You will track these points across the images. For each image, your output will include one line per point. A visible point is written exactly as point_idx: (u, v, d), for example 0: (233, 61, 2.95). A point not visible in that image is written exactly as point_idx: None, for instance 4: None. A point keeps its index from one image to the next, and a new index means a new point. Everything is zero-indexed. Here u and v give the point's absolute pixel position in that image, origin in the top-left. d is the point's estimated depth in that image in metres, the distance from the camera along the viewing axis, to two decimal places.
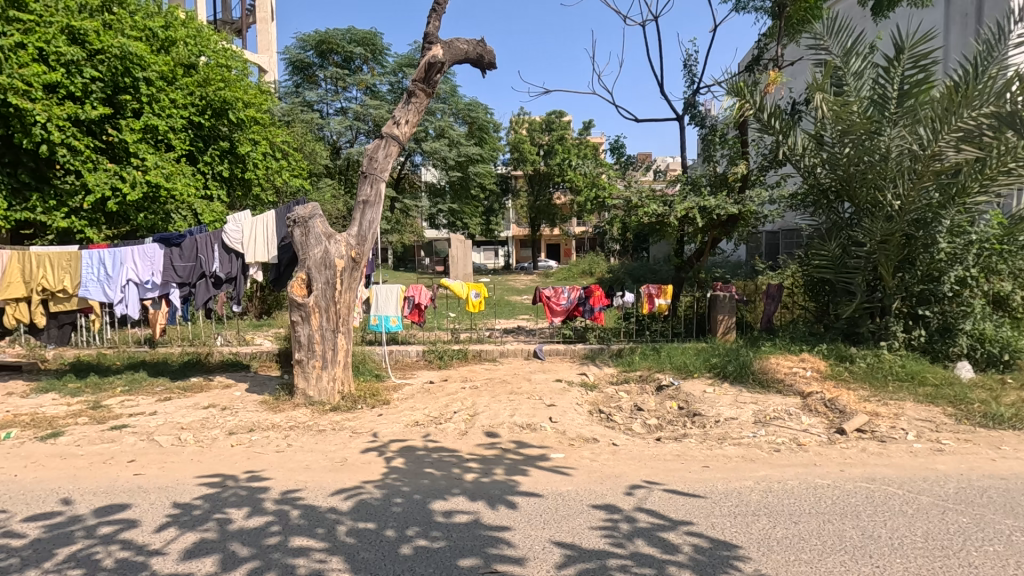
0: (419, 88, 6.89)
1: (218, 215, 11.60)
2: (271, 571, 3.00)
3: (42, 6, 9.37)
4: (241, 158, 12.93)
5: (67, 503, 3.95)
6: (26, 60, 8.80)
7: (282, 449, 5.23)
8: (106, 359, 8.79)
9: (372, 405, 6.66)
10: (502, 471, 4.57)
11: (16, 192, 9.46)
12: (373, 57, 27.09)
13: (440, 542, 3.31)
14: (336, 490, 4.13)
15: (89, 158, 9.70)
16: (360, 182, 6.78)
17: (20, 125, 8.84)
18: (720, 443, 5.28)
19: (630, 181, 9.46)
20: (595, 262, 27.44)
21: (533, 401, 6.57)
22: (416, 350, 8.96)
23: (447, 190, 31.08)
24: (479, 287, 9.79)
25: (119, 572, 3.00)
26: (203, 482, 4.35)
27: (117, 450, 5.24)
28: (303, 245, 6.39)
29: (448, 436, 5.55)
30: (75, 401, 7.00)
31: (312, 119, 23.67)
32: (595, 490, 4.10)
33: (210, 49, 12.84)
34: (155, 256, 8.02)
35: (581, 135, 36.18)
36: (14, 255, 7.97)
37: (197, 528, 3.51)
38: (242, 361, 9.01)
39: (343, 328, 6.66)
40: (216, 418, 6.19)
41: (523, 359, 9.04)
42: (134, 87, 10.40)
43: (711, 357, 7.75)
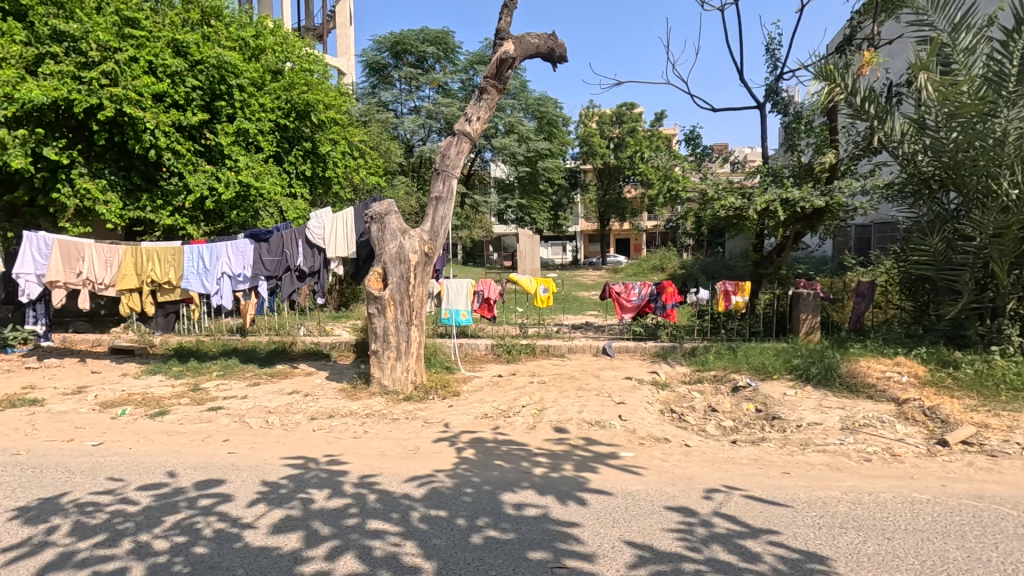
0: (491, 84, 6.97)
1: (301, 212, 12.28)
2: (350, 551, 3.15)
3: (151, 23, 10.22)
4: (322, 157, 13.66)
5: (171, 476, 4.33)
6: (139, 72, 9.61)
7: (359, 435, 5.48)
8: (203, 345, 9.54)
9: (442, 397, 6.83)
10: (572, 467, 4.55)
11: (130, 194, 10.33)
12: (446, 56, 27.64)
13: (510, 534, 3.35)
14: (409, 477, 4.28)
15: (190, 161, 10.56)
16: (432, 179, 6.95)
17: (133, 132, 9.69)
18: (803, 449, 4.99)
19: (706, 174, 9.10)
20: (666, 257, 26.62)
21: (602, 398, 6.49)
22: (485, 343, 9.08)
23: (516, 185, 31.26)
24: (547, 282, 9.76)
25: (217, 542, 3.26)
26: (288, 463, 4.65)
27: (213, 430, 5.68)
28: (379, 240, 6.64)
29: (516, 430, 5.61)
30: (178, 383, 7.68)
31: (387, 119, 24.53)
32: (667, 491, 3.99)
33: (294, 54, 13.57)
34: (247, 251, 8.61)
35: (653, 126, 35.38)
36: (129, 250, 8.80)
37: (284, 506, 3.75)
38: (323, 350, 9.53)
39: (416, 320, 6.88)
40: (300, 403, 6.58)
41: (591, 356, 8.94)
42: (229, 94, 11.20)
43: (792, 359, 7.33)
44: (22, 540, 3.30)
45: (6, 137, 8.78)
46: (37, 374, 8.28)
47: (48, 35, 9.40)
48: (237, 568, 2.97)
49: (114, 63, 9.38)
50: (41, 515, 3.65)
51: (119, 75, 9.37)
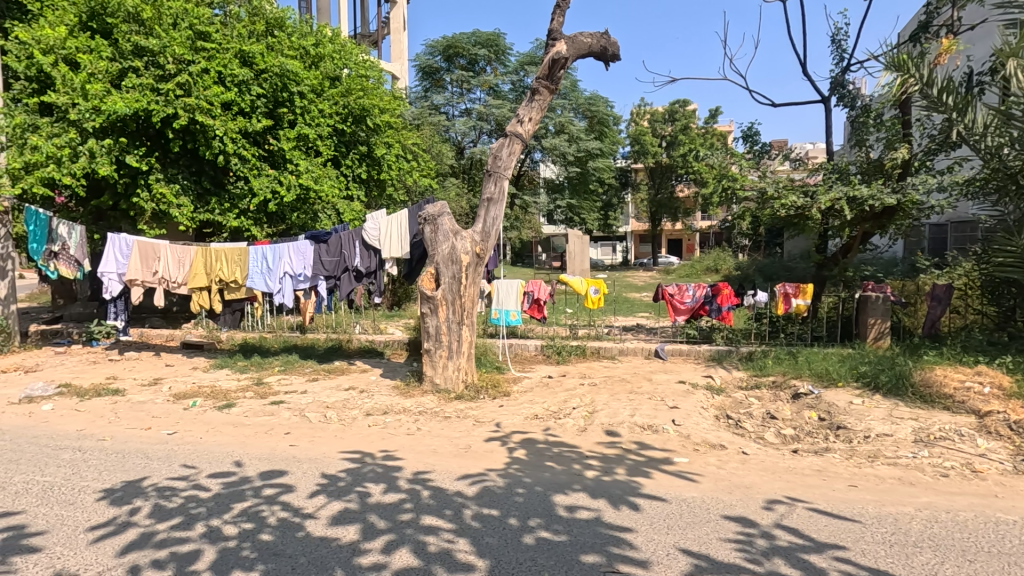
0: (543, 85, 6.98)
1: (357, 214, 12.68)
2: (405, 545, 3.23)
3: (220, 36, 10.78)
4: (377, 160, 14.01)
5: (238, 465, 4.56)
6: (210, 82, 10.16)
7: (412, 432, 5.60)
8: (266, 341, 10.00)
9: (493, 396, 6.88)
10: (624, 471, 4.49)
11: (200, 197, 10.93)
12: (497, 58, 27.83)
13: (562, 536, 3.34)
14: (461, 475, 4.34)
15: (254, 165, 11.08)
16: (484, 180, 7.02)
17: (204, 139, 10.27)
18: (871, 462, 4.73)
19: (765, 172, 8.77)
20: (721, 258, 25.82)
21: (654, 402, 6.36)
22: (535, 344, 9.08)
23: (566, 186, 31.12)
24: (598, 283, 9.66)
25: (281, 530, 3.41)
26: (346, 457, 4.80)
27: (275, 423, 5.94)
28: (432, 241, 6.76)
29: (567, 432, 5.58)
30: (243, 377, 8.09)
31: (439, 121, 24.96)
32: (723, 500, 3.87)
33: (351, 61, 13.90)
34: (307, 252, 8.91)
35: (707, 123, 34.50)
36: (200, 250, 9.35)
37: (342, 498, 3.88)
38: (377, 348, 9.80)
39: (467, 320, 6.96)
40: (356, 399, 6.79)
41: (643, 358, 8.80)
42: (291, 101, 11.68)
43: (859, 365, 6.96)
44: (108, 520, 3.56)
45: (93, 146, 9.47)
46: (118, 366, 8.92)
47: (130, 50, 10.07)
48: (300, 556, 3.10)
49: (188, 74, 9.97)
50: (125, 496, 3.94)
51: (192, 86, 9.93)
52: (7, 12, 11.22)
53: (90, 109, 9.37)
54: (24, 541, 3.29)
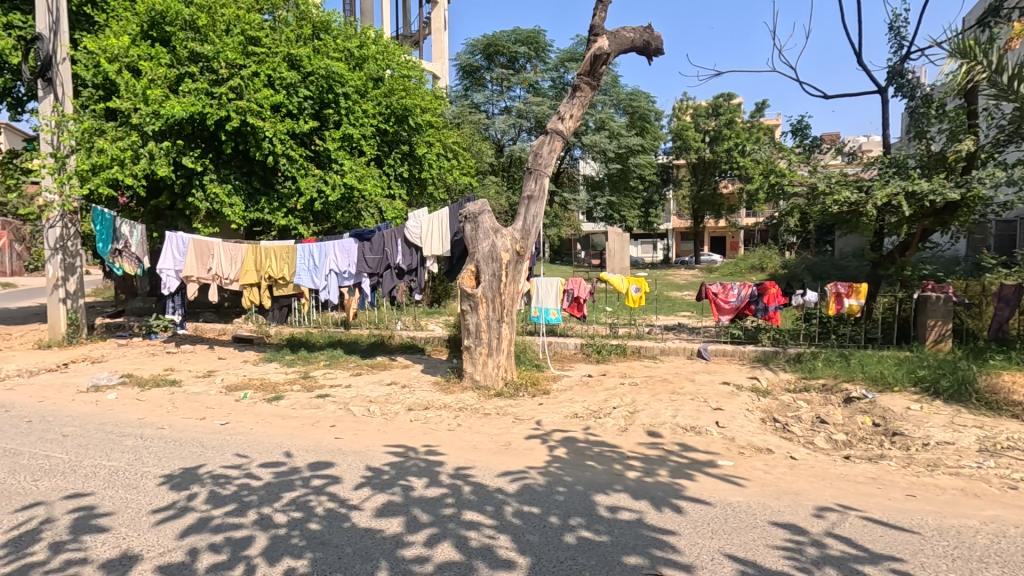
0: (584, 82, 6.93)
1: (399, 212, 12.88)
2: (447, 539, 3.27)
3: (270, 40, 11.15)
4: (418, 159, 14.21)
5: (287, 456, 4.73)
6: (260, 86, 10.53)
7: (453, 428, 5.67)
8: (312, 336, 10.31)
9: (532, 394, 6.88)
10: (667, 473, 4.42)
11: (251, 197, 11.35)
12: (537, 55, 27.76)
13: (603, 536, 3.31)
14: (502, 472, 4.36)
15: (301, 165, 11.43)
16: (525, 178, 7.04)
17: (254, 141, 10.64)
18: (931, 471, 4.49)
19: (816, 168, 8.44)
20: (767, 256, 25.04)
21: (697, 403, 6.23)
22: (574, 343, 9.02)
23: (605, 183, 30.79)
24: (639, 281, 9.52)
25: (328, 519, 3.52)
26: (389, 450, 4.90)
27: (321, 416, 6.13)
28: (473, 239, 6.81)
29: (608, 431, 5.53)
30: (290, 371, 8.37)
31: (478, 120, 25.10)
32: (771, 506, 3.76)
33: (394, 62, 14.10)
34: (351, 250, 9.14)
35: (753, 117, 33.56)
36: (251, 249, 9.70)
37: (386, 491, 3.96)
38: (418, 344, 9.96)
39: (507, 318, 6.99)
40: (398, 394, 6.92)
41: (685, 359, 8.63)
42: (336, 102, 11.97)
43: (918, 369, 6.63)
44: (169, 504, 3.75)
45: (153, 149, 9.93)
46: (175, 358, 9.36)
47: (186, 57, 10.53)
48: (346, 546, 3.19)
49: (240, 78, 10.35)
50: (184, 482, 4.14)
51: (244, 89, 10.31)
52: (76, 24, 11.90)
53: (150, 114, 9.82)
54: (94, 521, 3.50)
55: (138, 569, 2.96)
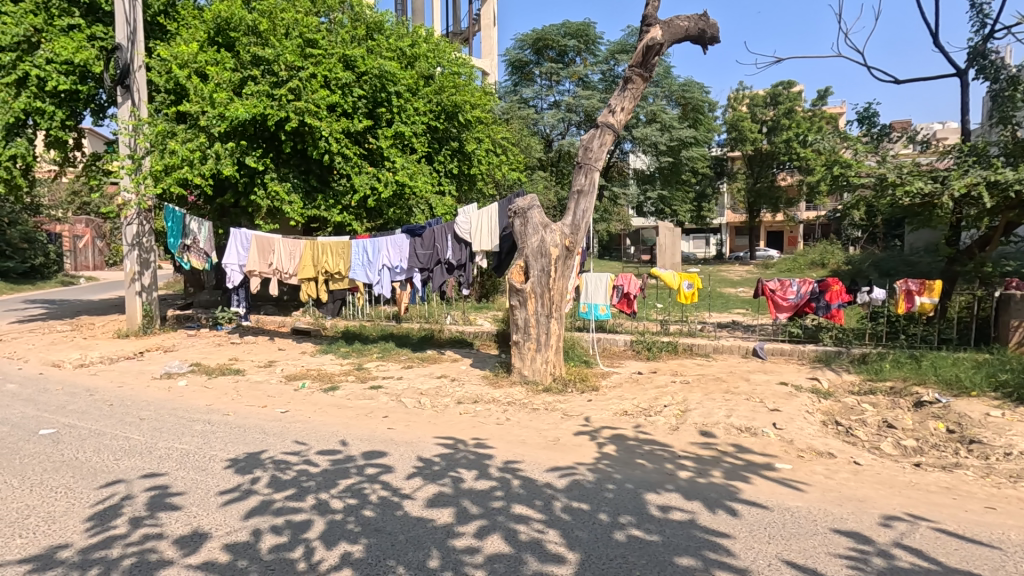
0: (636, 73, 6.80)
1: (449, 208, 13.05)
2: (497, 532, 3.31)
3: (326, 42, 11.50)
4: (468, 155, 14.35)
5: (343, 444, 4.89)
6: (317, 86, 10.89)
7: (502, 422, 5.71)
8: (365, 329, 10.60)
9: (581, 390, 6.84)
10: (720, 474, 4.30)
11: (308, 194, 11.76)
12: (587, 48, 27.43)
13: (654, 536, 3.26)
14: (551, 467, 4.36)
15: (356, 163, 11.75)
16: (575, 173, 6.98)
17: (311, 140, 11.02)
18: (1013, 482, 4.18)
19: (886, 157, 7.96)
20: (828, 251, 23.87)
21: (753, 403, 6.02)
22: (624, 339, 8.89)
23: (657, 176, 30.14)
24: (692, 277, 9.27)
25: (382, 507, 3.63)
26: (440, 442, 4.99)
27: (374, 406, 6.30)
28: (522, 235, 6.82)
29: (659, 430, 5.43)
30: (345, 362, 8.65)
31: (528, 115, 25.08)
32: (833, 513, 3.60)
33: (444, 59, 14.26)
34: (403, 246, 9.34)
35: (815, 105, 32.06)
36: (308, 244, 10.01)
37: (437, 482, 4.04)
38: (467, 339, 10.08)
39: (556, 314, 6.97)
40: (448, 387, 7.04)
41: (740, 357, 8.36)
42: (389, 100, 12.24)
43: (999, 373, 6.17)
44: (234, 486, 3.96)
45: (219, 149, 10.42)
46: (239, 349, 9.85)
47: (249, 60, 10.98)
48: (399, 534, 3.28)
49: (298, 80, 10.73)
50: (248, 466, 4.36)
51: (302, 90, 10.69)
52: (151, 34, 12.65)
53: (216, 116, 10.30)
54: (168, 499, 3.75)
55: (207, 547, 3.14)
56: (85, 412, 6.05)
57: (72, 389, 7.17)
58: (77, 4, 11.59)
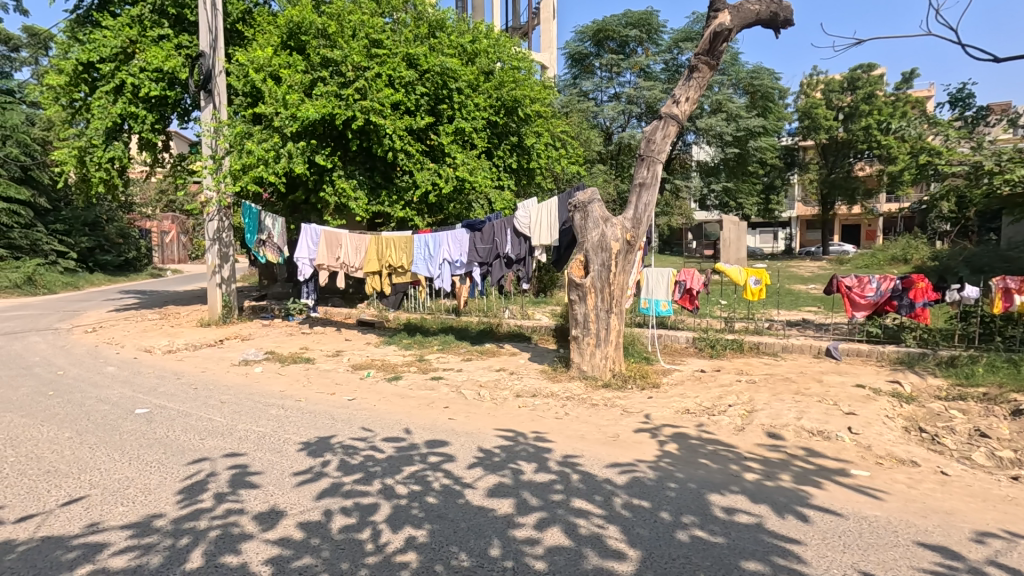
0: (702, 61, 6.58)
1: (507, 203, 13.14)
2: (557, 524, 3.32)
3: (391, 42, 11.80)
4: (527, 150, 14.37)
5: (407, 432, 5.05)
6: (382, 85, 11.20)
7: (561, 416, 5.71)
8: (427, 322, 10.87)
9: (641, 387, 6.73)
10: (790, 478, 4.12)
11: (373, 191, 12.14)
12: (649, 38, 26.77)
13: (719, 537, 3.18)
14: (611, 463, 4.32)
15: (418, 160, 12.02)
16: (637, 165, 6.86)
17: (376, 138, 11.36)
18: None
19: (982, 144, 7.33)
20: (912, 246, 22.27)
21: (826, 406, 5.72)
22: (686, 336, 8.66)
23: (721, 168, 29.05)
24: (759, 272, 8.89)
25: (445, 495, 3.72)
26: (499, 434, 5.06)
27: (435, 397, 6.46)
28: (582, 229, 6.77)
29: (723, 430, 5.26)
30: (407, 354, 8.91)
31: (587, 108, 24.82)
32: (916, 524, 3.38)
33: (505, 54, 14.32)
34: (463, 240, 9.49)
35: (899, 89, 29.95)
36: (373, 239, 10.36)
37: (497, 473, 4.10)
38: (525, 333, 10.13)
39: (616, 309, 6.88)
40: (506, 380, 7.11)
41: (811, 357, 7.96)
42: (450, 97, 12.45)
43: None
44: (307, 468, 4.18)
45: (291, 148, 10.92)
46: (308, 339, 10.35)
47: (319, 62, 11.41)
48: (461, 522, 3.36)
49: (364, 80, 11.07)
50: (319, 450, 4.59)
51: (368, 90, 11.03)
52: (231, 41, 13.46)
53: (288, 117, 10.78)
54: (248, 478, 4.01)
55: (284, 524, 3.34)
56: (173, 394, 6.56)
57: (163, 373, 7.78)
58: (166, 16, 12.49)
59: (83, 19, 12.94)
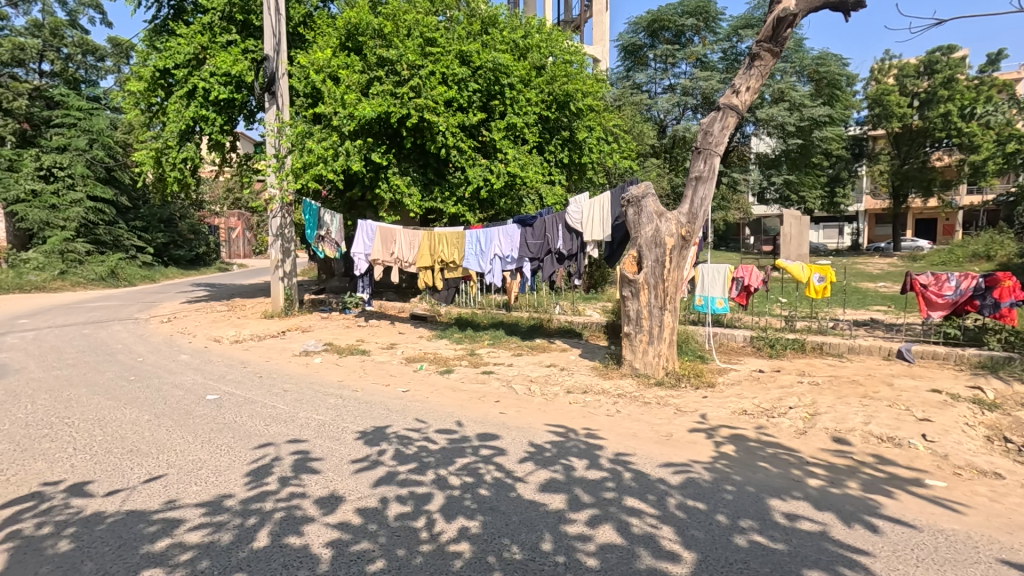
0: (765, 49, 6.32)
1: (559, 198, 13.08)
2: (609, 522, 3.29)
3: (444, 40, 11.93)
4: (578, 144, 14.25)
5: (459, 425, 5.13)
6: (435, 83, 11.36)
7: (612, 414, 5.65)
8: (478, 317, 10.99)
9: (695, 386, 6.56)
10: (857, 485, 3.91)
11: (426, 187, 12.35)
12: (706, 26, 25.97)
13: (779, 543, 3.06)
14: (664, 462, 4.24)
15: (470, 156, 12.14)
16: (693, 159, 6.67)
17: (430, 135, 11.53)
18: None
19: None
20: (996, 241, 20.63)
21: (897, 411, 5.39)
22: (743, 335, 8.37)
23: (783, 160, 27.82)
24: (824, 270, 8.44)
25: (497, 488, 3.76)
26: (551, 429, 5.06)
27: (486, 391, 6.53)
28: (636, 224, 6.66)
29: (783, 433, 5.06)
30: (459, 348, 9.03)
31: (641, 101, 24.36)
32: (999, 541, 3.14)
33: (557, 48, 14.22)
34: (515, 236, 9.51)
35: (983, 71, 27.82)
36: (426, 235, 10.55)
37: (549, 468, 4.11)
38: (575, 329, 10.07)
39: (670, 306, 6.73)
40: (557, 376, 7.10)
41: (880, 359, 7.53)
42: (502, 93, 12.51)
43: None
44: (364, 456, 4.32)
45: (349, 147, 11.25)
46: (364, 331, 10.68)
47: (375, 62, 11.67)
48: (513, 515, 3.38)
49: (419, 78, 11.25)
50: (375, 439, 4.74)
51: (422, 88, 11.22)
52: (293, 44, 14.02)
53: (346, 116, 11.11)
54: (310, 463, 4.18)
55: (343, 508, 3.47)
56: (240, 382, 6.93)
57: (231, 361, 8.22)
58: (235, 22, 13.12)
59: (160, 28, 13.79)
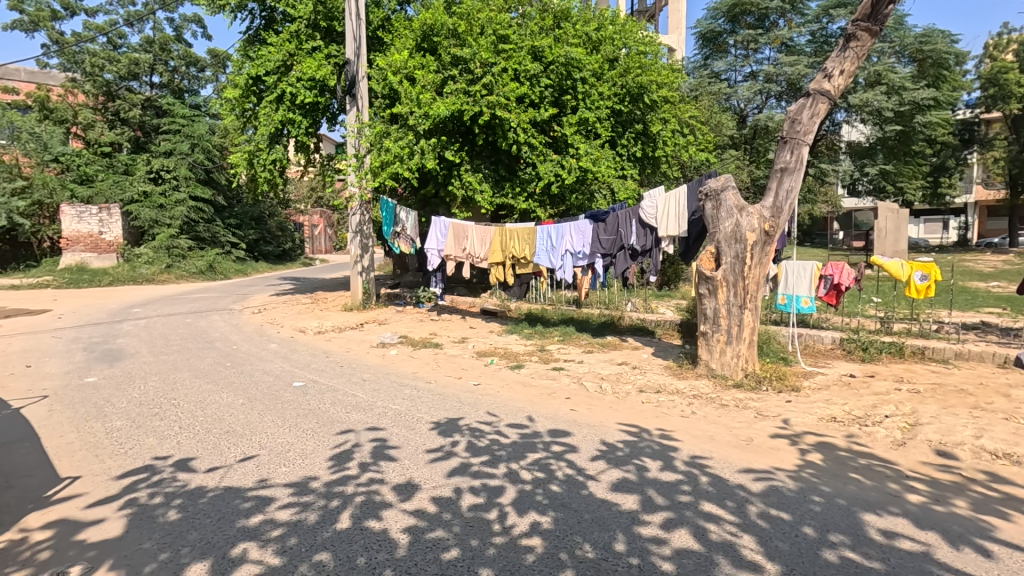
0: (862, 28, 5.86)
1: (631, 193, 12.79)
2: (685, 526, 3.19)
3: (517, 37, 11.95)
4: (652, 137, 13.87)
5: (530, 420, 5.15)
6: (507, 80, 11.41)
7: (687, 415, 5.47)
8: (548, 312, 10.98)
9: (778, 390, 6.21)
10: (967, 504, 3.56)
11: (498, 183, 12.47)
12: (792, 8, 24.49)
13: (874, 562, 2.84)
14: (744, 468, 4.06)
15: (541, 152, 12.12)
16: (778, 149, 6.31)
17: (502, 132, 11.61)
18: None
19: None
20: None
21: (1014, 425, 4.85)
22: (832, 336, 7.83)
23: (878, 149, 25.74)
24: (926, 267, 7.73)
25: (568, 484, 3.75)
26: (623, 429, 4.97)
27: (557, 387, 6.51)
28: (714, 219, 6.38)
29: (878, 443, 4.69)
30: (529, 343, 9.07)
31: (719, 90, 23.34)
32: None
33: (630, 40, 13.82)
34: (587, 231, 9.39)
35: None
36: (498, 230, 10.65)
37: (621, 467, 4.04)
38: (648, 327, 9.83)
39: (750, 305, 6.42)
40: (629, 375, 6.96)
41: (992, 367, 6.81)
42: (574, 87, 12.37)
43: None
44: (438, 447, 4.44)
45: (423, 145, 11.55)
46: (437, 325, 10.96)
47: (449, 61, 11.86)
48: (585, 513, 3.36)
49: (491, 75, 11.34)
50: (448, 430, 4.85)
51: (494, 85, 11.29)
52: (373, 47, 14.58)
53: (421, 115, 11.40)
54: (387, 451, 4.35)
55: (419, 496, 3.59)
56: (323, 370, 7.32)
57: (314, 351, 8.70)
58: (319, 29, 13.81)
59: (253, 37, 14.76)
